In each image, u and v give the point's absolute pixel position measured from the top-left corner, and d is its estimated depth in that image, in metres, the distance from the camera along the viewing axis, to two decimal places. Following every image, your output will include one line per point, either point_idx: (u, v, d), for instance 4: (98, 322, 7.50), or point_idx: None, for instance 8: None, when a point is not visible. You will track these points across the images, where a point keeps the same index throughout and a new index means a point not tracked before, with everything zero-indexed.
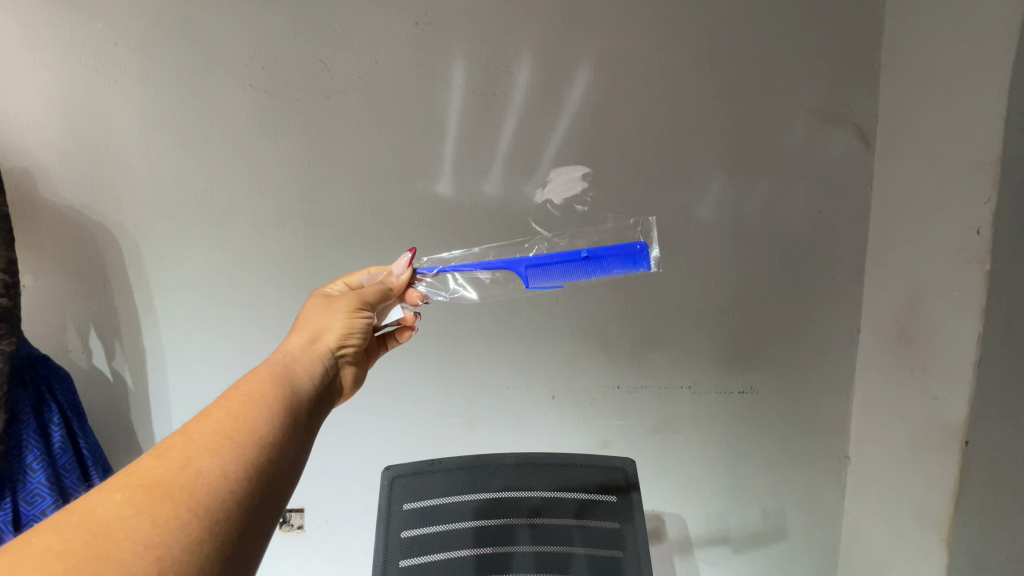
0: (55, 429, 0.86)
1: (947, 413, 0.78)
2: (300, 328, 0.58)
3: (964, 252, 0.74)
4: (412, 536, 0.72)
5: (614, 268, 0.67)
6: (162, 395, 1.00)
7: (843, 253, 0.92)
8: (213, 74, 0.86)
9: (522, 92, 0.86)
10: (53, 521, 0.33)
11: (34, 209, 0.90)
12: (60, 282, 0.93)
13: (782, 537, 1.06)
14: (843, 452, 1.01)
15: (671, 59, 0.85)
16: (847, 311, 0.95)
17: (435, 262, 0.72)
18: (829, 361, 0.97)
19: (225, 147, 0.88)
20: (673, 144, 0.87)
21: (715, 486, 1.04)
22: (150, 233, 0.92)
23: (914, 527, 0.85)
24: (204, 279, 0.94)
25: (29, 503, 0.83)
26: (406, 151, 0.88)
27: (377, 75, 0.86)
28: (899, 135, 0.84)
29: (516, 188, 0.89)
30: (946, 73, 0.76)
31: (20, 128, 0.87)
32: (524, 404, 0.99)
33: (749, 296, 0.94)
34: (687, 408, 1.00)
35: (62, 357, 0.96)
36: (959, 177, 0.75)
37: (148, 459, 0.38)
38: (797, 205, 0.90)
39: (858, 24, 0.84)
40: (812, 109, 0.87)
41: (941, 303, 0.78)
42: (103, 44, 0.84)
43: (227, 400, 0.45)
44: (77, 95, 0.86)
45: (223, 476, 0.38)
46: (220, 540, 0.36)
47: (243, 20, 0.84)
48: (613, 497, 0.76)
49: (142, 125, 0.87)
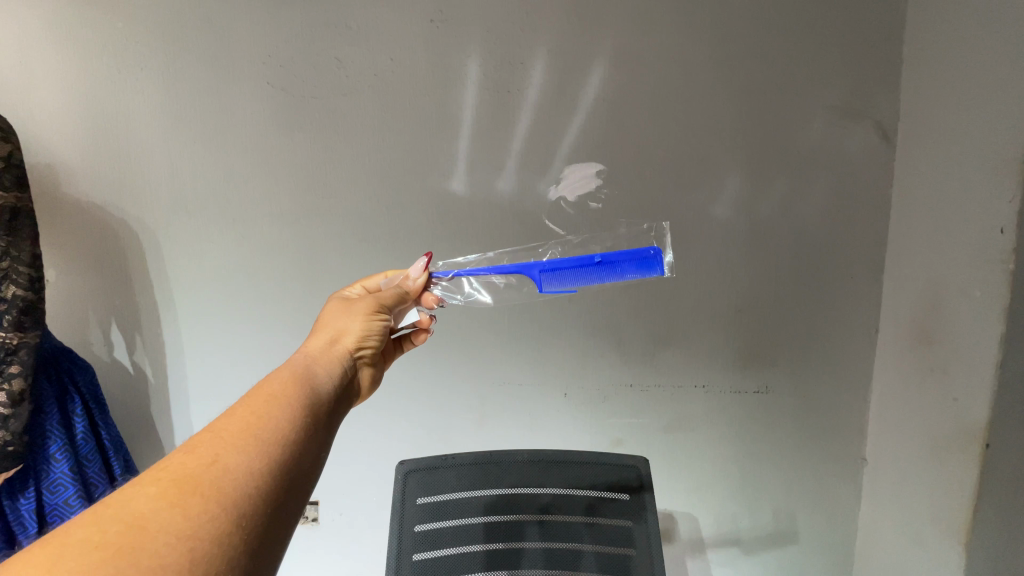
0: (77, 420, 0.88)
1: (968, 415, 0.77)
2: (320, 330, 0.59)
3: (987, 253, 0.73)
4: (425, 530, 0.73)
5: (628, 273, 0.67)
6: (180, 389, 1.02)
7: (861, 252, 0.91)
8: (230, 73, 0.86)
9: (537, 89, 0.85)
10: (90, 513, 0.34)
11: (58, 206, 0.92)
12: (82, 276, 0.95)
13: (795, 538, 1.06)
14: (859, 453, 1.00)
15: (688, 55, 0.84)
16: (865, 311, 0.93)
17: (450, 266, 0.73)
18: (845, 360, 0.96)
19: (243, 144, 0.89)
20: (688, 141, 0.87)
21: (728, 485, 1.04)
22: (169, 229, 0.93)
23: (931, 528, 0.85)
24: (222, 276, 0.95)
25: (53, 492, 0.86)
26: (420, 149, 0.89)
27: (392, 72, 0.86)
28: (921, 132, 0.82)
29: (530, 187, 0.89)
30: (971, 69, 0.74)
31: (42, 125, 0.89)
32: (536, 401, 1.00)
33: (764, 296, 0.93)
34: (701, 408, 0.99)
35: (85, 350, 0.99)
36: (984, 176, 0.73)
37: (178, 455, 0.39)
38: (815, 203, 0.89)
39: (880, 19, 0.83)
40: (831, 105, 0.85)
41: (963, 304, 0.77)
42: (123, 42, 0.86)
43: (251, 400, 0.46)
44: (97, 94, 0.88)
45: (249, 472, 0.39)
46: (247, 534, 0.37)
47: (260, 18, 0.85)
48: (625, 496, 0.76)
49: (160, 122, 0.89)
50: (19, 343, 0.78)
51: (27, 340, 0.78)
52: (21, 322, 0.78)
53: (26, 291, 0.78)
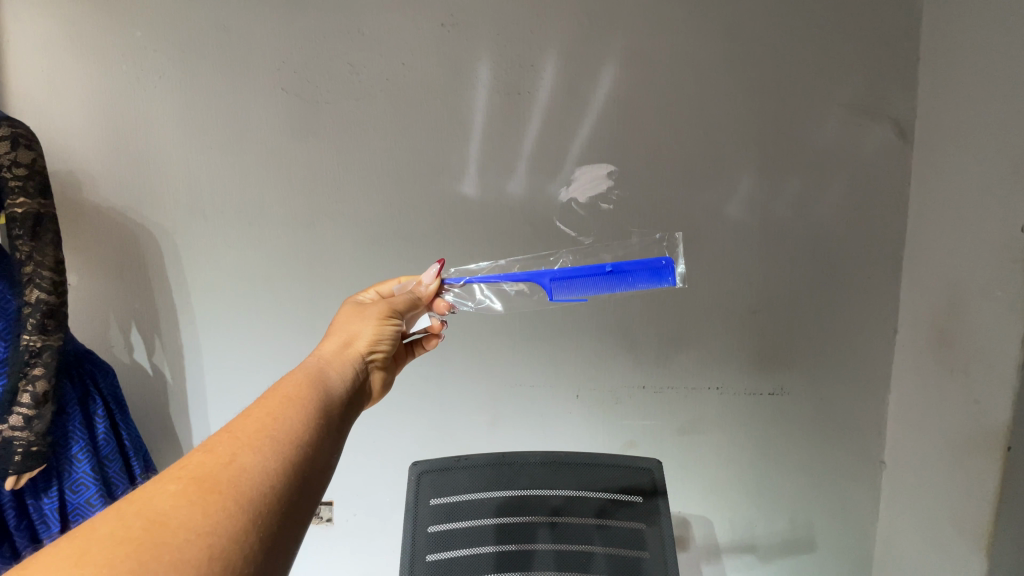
0: (99, 420, 0.90)
1: (990, 417, 0.76)
2: (333, 333, 0.60)
3: (1006, 251, 0.72)
4: (439, 531, 0.73)
5: (639, 283, 0.67)
6: (198, 391, 1.03)
7: (878, 251, 0.89)
8: (246, 78, 0.88)
9: (548, 92, 0.86)
10: (115, 509, 0.35)
11: (80, 212, 0.94)
12: (103, 281, 0.98)
13: (813, 542, 1.04)
14: (877, 457, 0.99)
15: (700, 55, 0.83)
16: (882, 313, 0.92)
17: (463, 273, 0.74)
18: (863, 362, 0.94)
19: (257, 149, 0.91)
20: (700, 142, 0.86)
21: (744, 488, 1.03)
22: (186, 233, 0.95)
23: (953, 533, 0.83)
24: (238, 280, 0.97)
25: (75, 492, 0.87)
26: (432, 151, 0.89)
27: (404, 76, 0.87)
28: (939, 130, 0.81)
29: (541, 188, 0.89)
30: (991, 64, 0.73)
31: (65, 133, 0.91)
32: (548, 402, 0.99)
33: (779, 297, 0.92)
34: (714, 409, 0.98)
35: (107, 352, 1.01)
36: (1003, 174, 0.72)
37: (197, 454, 0.40)
38: (830, 202, 0.88)
39: (896, 16, 0.81)
40: (846, 104, 0.84)
41: (983, 304, 0.76)
42: (141, 50, 0.88)
43: (266, 401, 0.47)
44: (116, 101, 0.90)
45: (265, 472, 0.40)
46: (262, 530, 0.37)
47: (274, 25, 0.86)
48: (638, 498, 0.76)
49: (176, 128, 0.90)
50: (43, 345, 0.80)
51: (50, 342, 0.80)
52: (44, 324, 0.80)
53: (49, 295, 0.80)
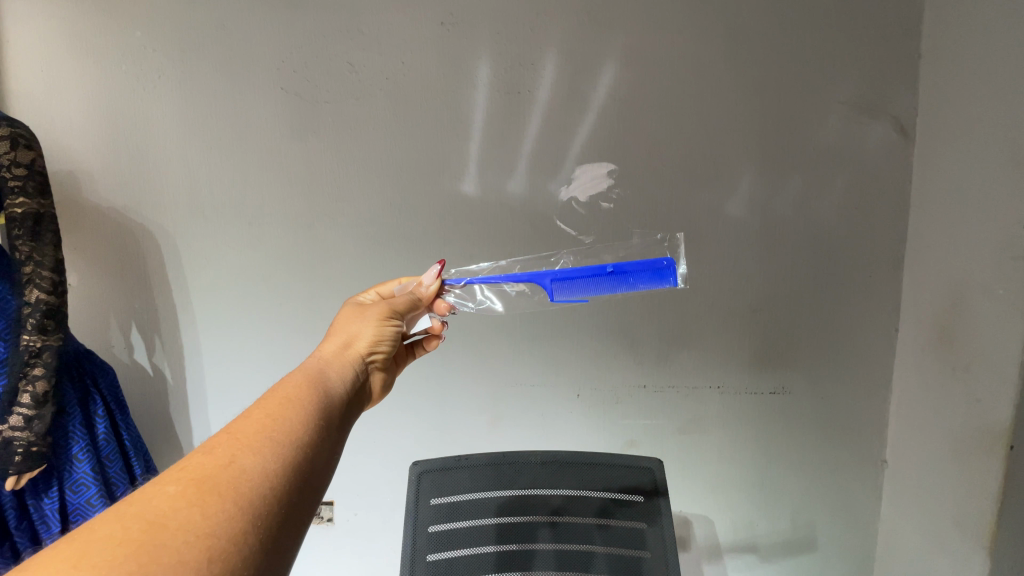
0: (99, 420, 0.90)
1: (991, 416, 0.76)
2: (333, 334, 0.60)
3: (1008, 250, 0.72)
4: (439, 531, 0.73)
5: (641, 283, 0.67)
6: (198, 391, 1.03)
7: (880, 250, 0.89)
8: (246, 78, 0.88)
9: (548, 90, 0.85)
10: (115, 510, 0.34)
11: (80, 212, 0.94)
12: (103, 280, 0.98)
13: (814, 541, 1.04)
14: (879, 456, 0.98)
15: (700, 53, 0.83)
16: (884, 311, 0.92)
17: (463, 274, 0.73)
18: (864, 361, 0.94)
19: (257, 148, 0.90)
20: (701, 141, 0.86)
21: (745, 487, 1.02)
22: (186, 232, 0.95)
23: (955, 532, 0.83)
24: (238, 279, 0.97)
25: (75, 492, 0.87)
26: (432, 151, 0.89)
27: (403, 75, 0.86)
28: (941, 128, 0.81)
29: (541, 187, 0.89)
30: (993, 62, 0.73)
31: (64, 132, 0.91)
32: (549, 402, 0.99)
33: (780, 296, 0.92)
34: (715, 408, 0.98)
35: (107, 352, 1.01)
36: (1006, 172, 0.71)
37: (196, 456, 0.40)
38: (831, 200, 0.87)
39: (897, 13, 0.81)
40: (847, 101, 0.84)
41: (985, 303, 0.76)
42: (141, 49, 0.87)
43: (266, 402, 0.47)
44: (115, 101, 0.89)
45: (265, 473, 0.40)
46: (262, 532, 0.37)
47: (273, 23, 0.86)
48: (639, 498, 0.75)
49: (176, 127, 0.90)
50: (42, 345, 0.79)
51: (50, 342, 0.80)
52: (44, 325, 0.79)
53: (49, 295, 0.80)
